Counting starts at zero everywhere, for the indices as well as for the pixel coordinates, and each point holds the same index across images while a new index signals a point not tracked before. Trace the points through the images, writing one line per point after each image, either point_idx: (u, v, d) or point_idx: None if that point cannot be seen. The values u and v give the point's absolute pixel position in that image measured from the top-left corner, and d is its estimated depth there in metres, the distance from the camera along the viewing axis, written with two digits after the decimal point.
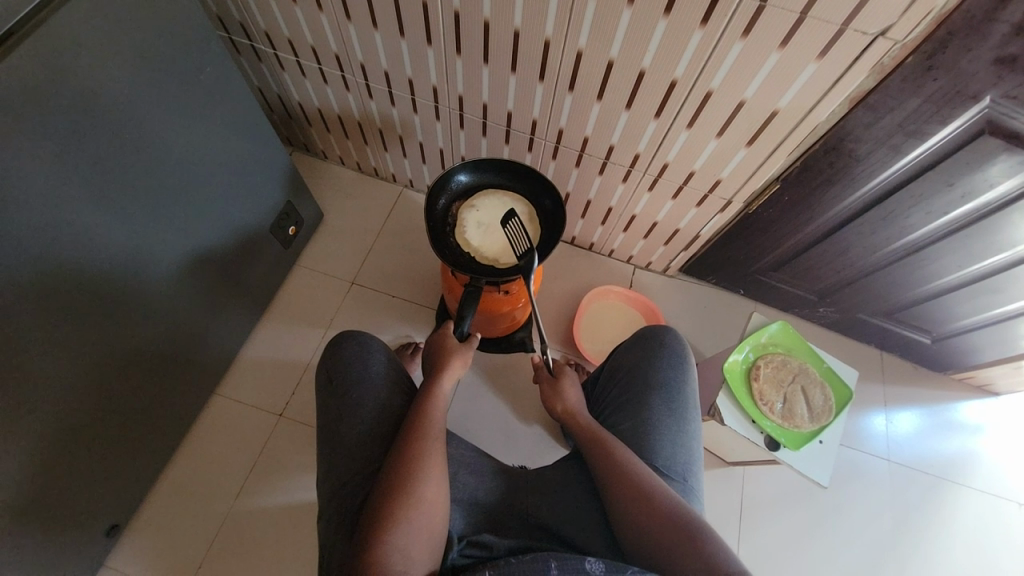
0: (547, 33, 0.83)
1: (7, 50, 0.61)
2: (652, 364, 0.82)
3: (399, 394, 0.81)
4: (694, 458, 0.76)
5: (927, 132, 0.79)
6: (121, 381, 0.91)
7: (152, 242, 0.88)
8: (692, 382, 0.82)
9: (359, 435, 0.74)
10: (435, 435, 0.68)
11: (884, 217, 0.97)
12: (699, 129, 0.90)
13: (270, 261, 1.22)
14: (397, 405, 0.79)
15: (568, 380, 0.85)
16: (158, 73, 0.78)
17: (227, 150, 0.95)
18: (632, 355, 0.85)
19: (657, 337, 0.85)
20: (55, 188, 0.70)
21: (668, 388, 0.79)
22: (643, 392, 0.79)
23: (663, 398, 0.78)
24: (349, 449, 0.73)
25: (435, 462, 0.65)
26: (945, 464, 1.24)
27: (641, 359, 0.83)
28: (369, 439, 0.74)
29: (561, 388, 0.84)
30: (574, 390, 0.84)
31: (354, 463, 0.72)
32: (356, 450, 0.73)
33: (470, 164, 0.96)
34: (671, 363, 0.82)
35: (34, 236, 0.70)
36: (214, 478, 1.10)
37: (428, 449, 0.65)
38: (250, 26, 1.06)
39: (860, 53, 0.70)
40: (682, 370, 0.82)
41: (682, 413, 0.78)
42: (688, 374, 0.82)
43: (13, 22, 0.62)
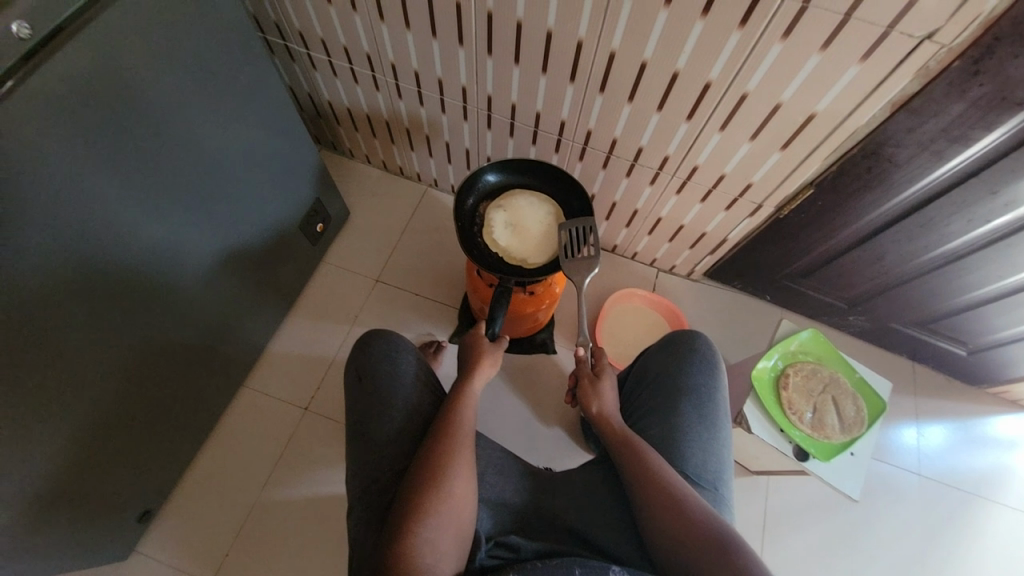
0: (580, 33, 0.83)
1: (59, 44, 0.63)
2: (681, 369, 0.81)
3: (426, 393, 0.81)
4: (725, 466, 0.75)
5: (972, 138, 0.76)
6: (154, 372, 0.94)
7: (186, 237, 0.90)
8: (723, 389, 0.81)
9: (387, 433, 0.75)
10: (464, 433, 0.68)
11: (922, 225, 0.94)
12: (732, 132, 0.89)
13: (298, 257, 1.24)
14: (425, 404, 0.80)
15: (608, 382, 0.82)
16: (198, 74, 0.80)
17: (260, 148, 0.98)
18: (660, 359, 0.84)
19: (687, 342, 0.84)
20: (100, 185, 0.73)
21: (699, 395, 0.78)
22: (673, 397, 0.78)
23: (693, 404, 0.77)
24: (378, 446, 0.74)
25: (463, 461, 0.65)
26: (978, 480, 1.20)
27: (671, 365, 0.82)
28: (399, 436, 0.75)
29: (599, 388, 0.82)
30: (612, 393, 0.82)
31: (384, 461, 0.73)
32: (386, 446, 0.74)
33: (498, 164, 0.96)
34: (702, 369, 0.81)
35: (81, 230, 0.73)
36: (241, 469, 1.13)
37: (456, 447, 0.66)
38: (285, 27, 1.08)
39: (905, 57, 0.68)
40: (712, 377, 0.80)
41: (712, 421, 0.77)
42: (719, 381, 0.81)
43: (64, 18, 0.64)
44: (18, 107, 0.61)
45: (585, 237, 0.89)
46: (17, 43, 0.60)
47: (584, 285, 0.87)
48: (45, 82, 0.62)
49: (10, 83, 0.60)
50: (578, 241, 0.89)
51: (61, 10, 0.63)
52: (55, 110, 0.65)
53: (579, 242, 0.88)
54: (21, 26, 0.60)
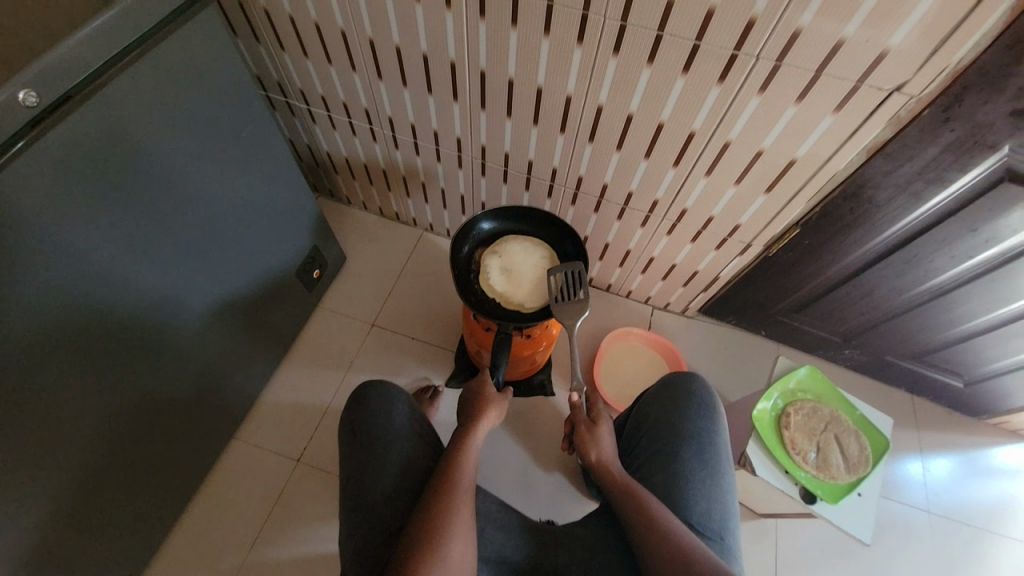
0: (569, 89, 0.87)
1: (70, 108, 0.65)
2: (680, 413, 0.80)
3: (422, 446, 0.80)
4: (730, 513, 0.73)
5: (947, 180, 0.80)
6: (142, 428, 0.92)
7: (182, 290, 0.90)
8: (723, 432, 0.80)
9: (382, 489, 0.73)
10: (464, 489, 0.66)
11: (908, 261, 0.96)
12: (717, 177, 0.92)
13: (294, 304, 1.24)
14: (421, 458, 0.78)
15: (604, 427, 0.81)
16: (202, 133, 0.83)
17: (258, 199, 1.00)
18: (657, 403, 0.83)
19: (684, 385, 0.83)
20: (101, 244, 0.74)
21: (699, 439, 0.77)
22: (674, 442, 0.77)
23: (694, 449, 0.76)
24: (373, 503, 0.72)
25: (462, 517, 0.63)
26: (990, 517, 1.17)
27: (669, 409, 0.81)
28: (394, 493, 0.73)
29: (596, 435, 0.80)
30: (609, 439, 0.80)
31: (379, 521, 0.70)
32: (380, 504, 0.72)
33: (492, 212, 0.98)
34: (701, 413, 0.80)
35: (77, 288, 0.73)
36: (229, 527, 1.08)
37: (454, 503, 0.64)
38: (286, 85, 1.12)
39: (876, 107, 0.72)
40: (712, 421, 0.80)
41: (715, 467, 0.75)
42: (719, 424, 0.80)
43: (72, 86, 0.65)
44: (26, 169, 0.62)
45: (576, 282, 0.90)
46: (25, 109, 0.61)
47: (573, 329, 0.87)
48: (56, 143, 0.64)
49: (19, 146, 0.61)
50: (573, 283, 0.90)
51: (74, 77, 0.64)
52: (63, 170, 0.66)
53: (570, 287, 0.89)
54: (29, 94, 0.61)
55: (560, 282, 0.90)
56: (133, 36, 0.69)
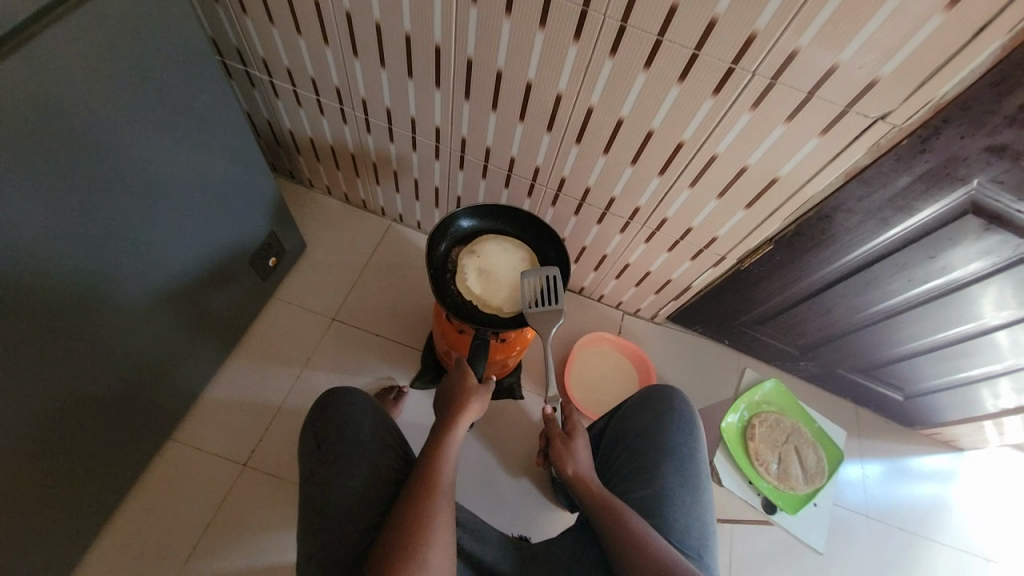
0: (560, 87, 0.84)
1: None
2: (660, 427, 0.80)
3: (393, 458, 0.75)
4: (706, 528, 0.73)
5: (915, 208, 0.83)
6: (62, 432, 0.80)
7: (117, 279, 0.79)
8: (702, 447, 0.80)
9: (350, 505, 0.68)
10: (440, 498, 0.62)
11: (869, 282, 1.00)
12: (701, 189, 0.92)
13: (245, 294, 1.14)
14: (392, 471, 0.73)
15: (581, 440, 0.80)
16: (148, 100, 0.73)
17: (210, 178, 0.90)
18: (638, 416, 0.83)
19: (664, 398, 0.83)
20: (18, 224, 0.63)
21: (680, 455, 0.77)
22: (654, 458, 0.77)
23: (674, 465, 0.76)
24: (340, 521, 0.67)
25: (440, 532, 0.59)
26: (918, 520, 1.27)
27: (649, 422, 0.81)
28: (363, 508, 0.68)
29: (572, 447, 0.79)
30: (585, 451, 0.79)
31: (347, 537, 0.65)
32: (348, 521, 0.67)
33: (472, 209, 0.93)
34: (681, 427, 0.80)
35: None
36: (161, 539, 0.98)
37: (430, 517, 0.59)
38: (246, 52, 1.01)
39: (860, 134, 0.74)
40: (690, 435, 0.80)
41: (692, 482, 0.75)
42: (698, 439, 0.80)
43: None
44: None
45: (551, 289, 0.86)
46: None
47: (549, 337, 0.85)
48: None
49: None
50: (553, 289, 0.86)
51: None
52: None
53: (546, 293, 0.86)
54: None
55: (536, 286, 0.86)
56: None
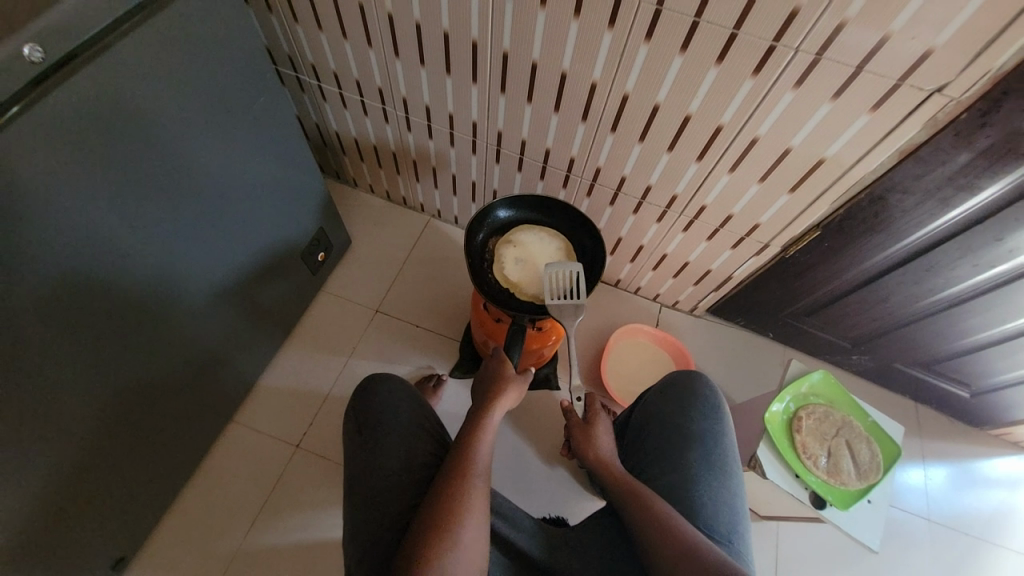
0: (595, 76, 0.84)
1: (70, 73, 0.61)
2: (685, 414, 0.79)
3: (429, 442, 0.78)
4: (739, 516, 0.72)
5: (978, 186, 0.78)
6: (138, 409, 0.89)
7: (183, 271, 0.87)
8: (729, 433, 0.78)
9: (390, 486, 0.71)
10: (474, 477, 0.64)
11: (927, 268, 0.95)
12: (742, 174, 0.90)
13: (297, 286, 1.21)
14: (428, 454, 0.76)
15: (601, 426, 0.82)
16: (211, 104, 0.79)
17: (265, 177, 0.96)
18: (661, 402, 0.83)
19: (689, 384, 0.82)
20: (99, 216, 0.70)
21: (705, 441, 0.76)
22: (679, 444, 0.76)
23: (700, 450, 0.75)
24: (380, 500, 0.70)
25: (473, 509, 0.61)
26: (986, 525, 1.18)
27: (675, 409, 0.80)
28: (402, 489, 0.71)
29: (594, 436, 0.81)
30: (607, 439, 0.80)
31: (386, 515, 0.68)
32: (388, 499, 0.70)
33: (509, 199, 0.95)
34: (706, 413, 0.79)
35: (75, 263, 0.69)
36: (224, 512, 1.06)
37: (462, 495, 0.61)
38: (298, 59, 1.08)
39: (914, 108, 0.70)
40: (717, 421, 0.78)
41: (721, 469, 0.74)
42: (724, 425, 0.79)
43: (79, 44, 0.62)
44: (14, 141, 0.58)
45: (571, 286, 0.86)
46: (28, 67, 0.57)
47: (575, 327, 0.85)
48: (48, 111, 0.60)
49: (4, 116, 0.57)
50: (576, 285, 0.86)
51: (77, 37, 0.61)
52: (58, 137, 0.62)
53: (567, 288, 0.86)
54: (33, 51, 0.57)
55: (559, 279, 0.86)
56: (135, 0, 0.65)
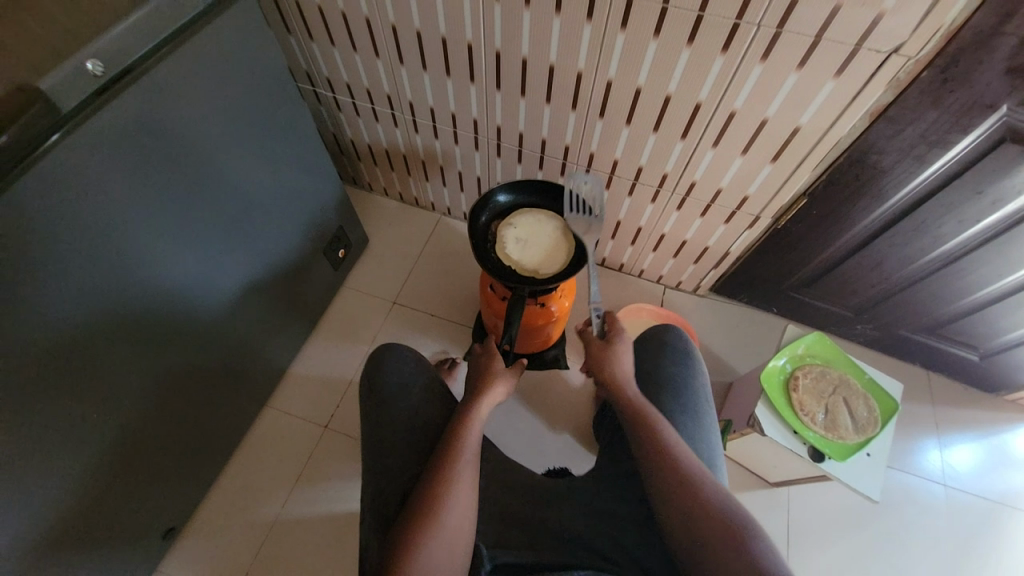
0: (579, 66, 0.92)
1: (116, 92, 0.71)
2: (657, 360, 0.87)
3: (433, 404, 0.85)
4: (714, 451, 0.79)
5: (950, 142, 0.82)
6: (183, 389, 0.99)
7: (222, 263, 0.98)
8: (701, 378, 0.86)
9: (398, 449, 0.79)
10: (467, 445, 0.71)
11: (916, 228, 0.98)
12: (725, 148, 0.96)
13: (321, 282, 1.32)
14: (432, 416, 0.83)
15: (622, 346, 0.84)
16: (239, 114, 0.90)
17: (290, 179, 1.07)
18: (641, 355, 0.90)
19: (664, 337, 0.90)
20: (152, 212, 0.81)
21: (679, 386, 0.83)
22: (656, 389, 0.83)
23: (674, 394, 0.82)
24: (389, 460, 0.78)
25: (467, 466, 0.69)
26: (1004, 489, 1.18)
27: (647, 359, 0.88)
28: (409, 452, 0.79)
29: (614, 354, 0.83)
30: (626, 358, 0.83)
31: (395, 473, 0.77)
32: (396, 460, 0.78)
33: (508, 185, 1.03)
34: (679, 361, 0.86)
35: (133, 255, 0.80)
36: (261, 487, 1.15)
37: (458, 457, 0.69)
38: (314, 74, 1.20)
39: (875, 70, 0.75)
40: (688, 368, 0.85)
41: (692, 410, 0.80)
42: (696, 371, 0.86)
43: (129, 62, 0.73)
44: (69, 153, 0.67)
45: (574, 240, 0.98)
46: (91, 79, 0.68)
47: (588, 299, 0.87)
48: (99, 124, 0.69)
49: (56, 137, 0.66)
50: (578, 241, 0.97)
51: (120, 62, 0.71)
52: (107, 147, 0.72)
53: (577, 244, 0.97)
54: (96, 65, 0.68)
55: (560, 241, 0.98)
56: (168, 30, 0.76)
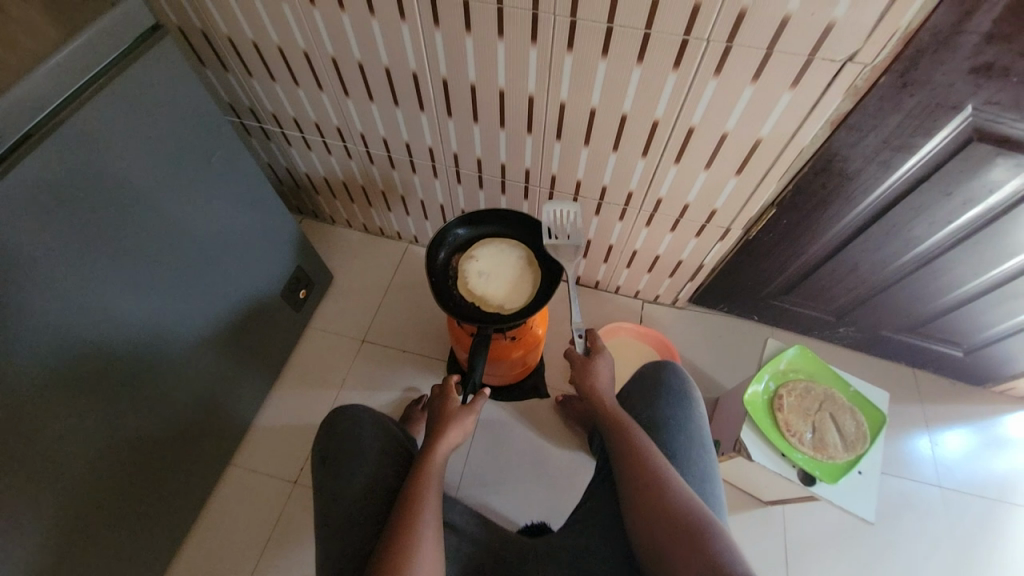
0: (530, 89, 0.88)
1: (21, 155, 0.65)
2: (652, 403, 0.81)
3: (392, 464, 0.79)
4: (712, 492, 0.73)
5: (914, 145, 0.79)
6: (132, 462, 0.91)
7: (169, 324, 0.91)
8: (699, 418, 0.80)
9: (352, 517, 0.73)
10: (431, 490, 0.67)
11: (888, 232, 0.95)
12: (687, 163, 0.92)
13: (283, 326, 1.25)
14: (390, 477, 0.78)
15: (602, 361, 0.85)
16: (172, 164, 0.83)
17: (239, 224, 1.01)
18: (633, 394, 0.84)
19: (659, 375, 0.84)
20: (79, 282, 0.74)
21: (673, 427, 0.77)
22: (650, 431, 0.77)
23: (668, 435, 0.77)
24: (344, 532, 0.71)
25: (430, 511, 0.64)
26: (998, 484, 1.16)
27: (640, 401, 0.82)
28: (365, 519, 0.72)
29: (593, 367, 0.84)
30: (605, 371, 0.84)
31: (352, 545, 0.70)
32: (353, 529, 0.71)
33: (466, 217, 0.99)
34: (673, 401, 0.80)
35: (58, 330, 0.73)
36: (229, 554, 1.07)
37: (419, 503, 0.65)
38: (258, 110, 1.14)
39: (832, 79, 0.72)
40: (683, 407, 0.80)
41: (684, 455, 0.75)
42: (693, 411, 0.80)
43: (30, 125, 0.66)
44: None
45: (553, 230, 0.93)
46: None
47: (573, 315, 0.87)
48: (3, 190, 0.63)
49: None
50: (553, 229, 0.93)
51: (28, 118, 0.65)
52: (20, 209, 0.65)
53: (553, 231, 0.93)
54: None
55: (522, 272, 0.94)
56: (84, 76, 0.70)
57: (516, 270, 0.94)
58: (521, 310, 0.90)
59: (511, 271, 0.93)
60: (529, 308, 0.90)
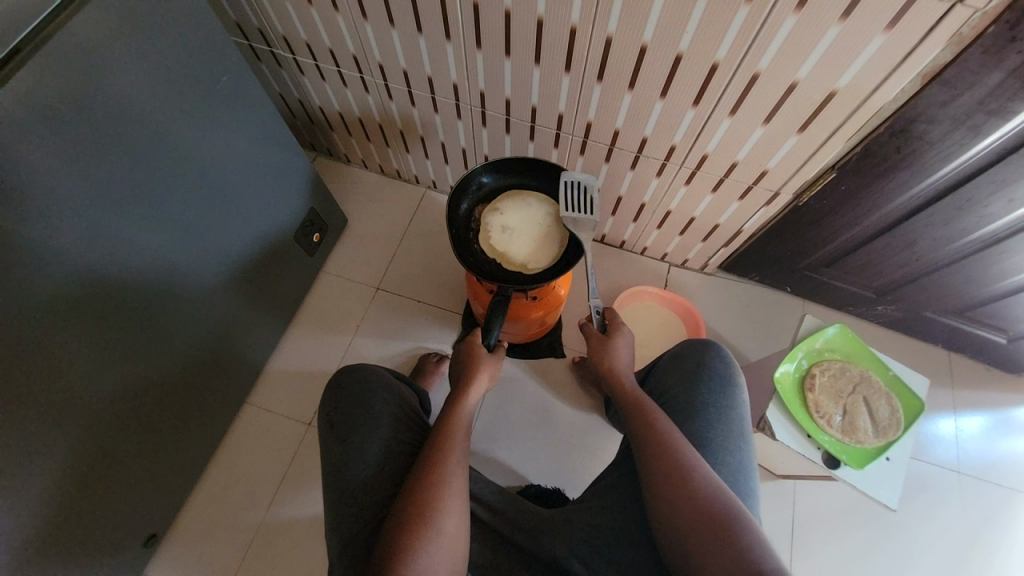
0: (573, 19, 0.77)
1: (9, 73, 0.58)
2: (689, 386, 0.78)
3: (399, 429, 0.79)
4: (745, 480, 0.72)
5: (1011, 110, 0.68)
6: (151, 399, 0.92)
7: (186, 264, 0.89)
8: (739, 405, 0.77)
9: (365, 483, 0.73)
10: (459, 444, 0.67)
11: (957, 208, 0.86)
12: (743, 116, 0.82)
13: (295, 269, 1.21)
14: (404, 444, 0.78)
15: (621, 339, 0.85)
16: (176, 91, 0.76)
17: (249, 160, 0.94)
18: (672, 375, 0.82)
19: (700, 357, 0.81)
20: (93, 221, 0.71)
21: (712, 411, 0.75)
22: (687, 412, 0.76)
23: (706, 419, 0.75)
24: (358, 497, 0.72)
25: (458, 464, 0.65)
26: (1018, 474, 1.13)
27: (678, 382, 0.80)
28: (377, 484, 0.72)
29: (611, 345, 0.84)
30: (624, 350, 0.84)
31: (365, 511, 0.71)
32: (365, 494, 0.72)
33: (491, 165, 0.91)
34: (714, 385, 0.78)
35: (74, 268, 0.71)
36: (246, 487, 1.11)
37: (448, 461, 0.64)
38: (268, 32, 1.04)
39: (936, 23, 0.61)
40: (725, 393, 0.78)
41: (719, 442, 0.73)
42: (734, 397, 0.78)
43: (17, 39, 0.59)
44: None
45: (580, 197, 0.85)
46: None
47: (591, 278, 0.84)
48: None
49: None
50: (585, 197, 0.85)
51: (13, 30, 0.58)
52: (14, 135, 0.60)
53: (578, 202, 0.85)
54: None
55: (549, 229, 0.88)
56: None
57: (546, 228, 0.88)
58: (547, 270, 0.85)
59: (537, 228, 0.88)
60: (554, 271, 0.84)
